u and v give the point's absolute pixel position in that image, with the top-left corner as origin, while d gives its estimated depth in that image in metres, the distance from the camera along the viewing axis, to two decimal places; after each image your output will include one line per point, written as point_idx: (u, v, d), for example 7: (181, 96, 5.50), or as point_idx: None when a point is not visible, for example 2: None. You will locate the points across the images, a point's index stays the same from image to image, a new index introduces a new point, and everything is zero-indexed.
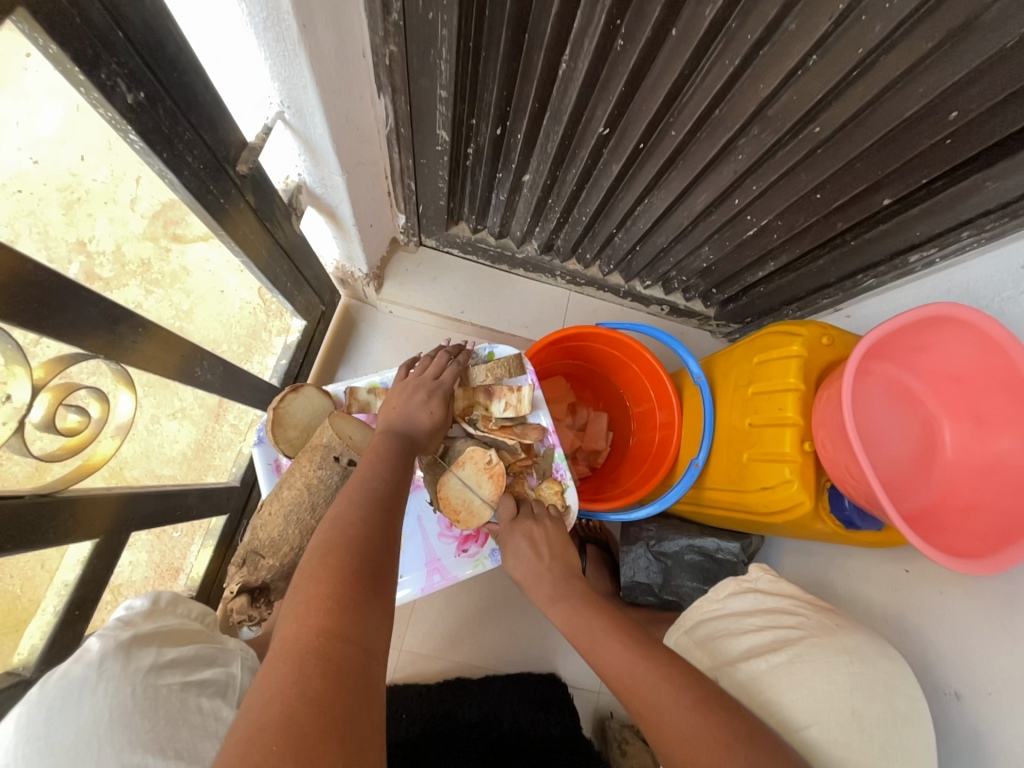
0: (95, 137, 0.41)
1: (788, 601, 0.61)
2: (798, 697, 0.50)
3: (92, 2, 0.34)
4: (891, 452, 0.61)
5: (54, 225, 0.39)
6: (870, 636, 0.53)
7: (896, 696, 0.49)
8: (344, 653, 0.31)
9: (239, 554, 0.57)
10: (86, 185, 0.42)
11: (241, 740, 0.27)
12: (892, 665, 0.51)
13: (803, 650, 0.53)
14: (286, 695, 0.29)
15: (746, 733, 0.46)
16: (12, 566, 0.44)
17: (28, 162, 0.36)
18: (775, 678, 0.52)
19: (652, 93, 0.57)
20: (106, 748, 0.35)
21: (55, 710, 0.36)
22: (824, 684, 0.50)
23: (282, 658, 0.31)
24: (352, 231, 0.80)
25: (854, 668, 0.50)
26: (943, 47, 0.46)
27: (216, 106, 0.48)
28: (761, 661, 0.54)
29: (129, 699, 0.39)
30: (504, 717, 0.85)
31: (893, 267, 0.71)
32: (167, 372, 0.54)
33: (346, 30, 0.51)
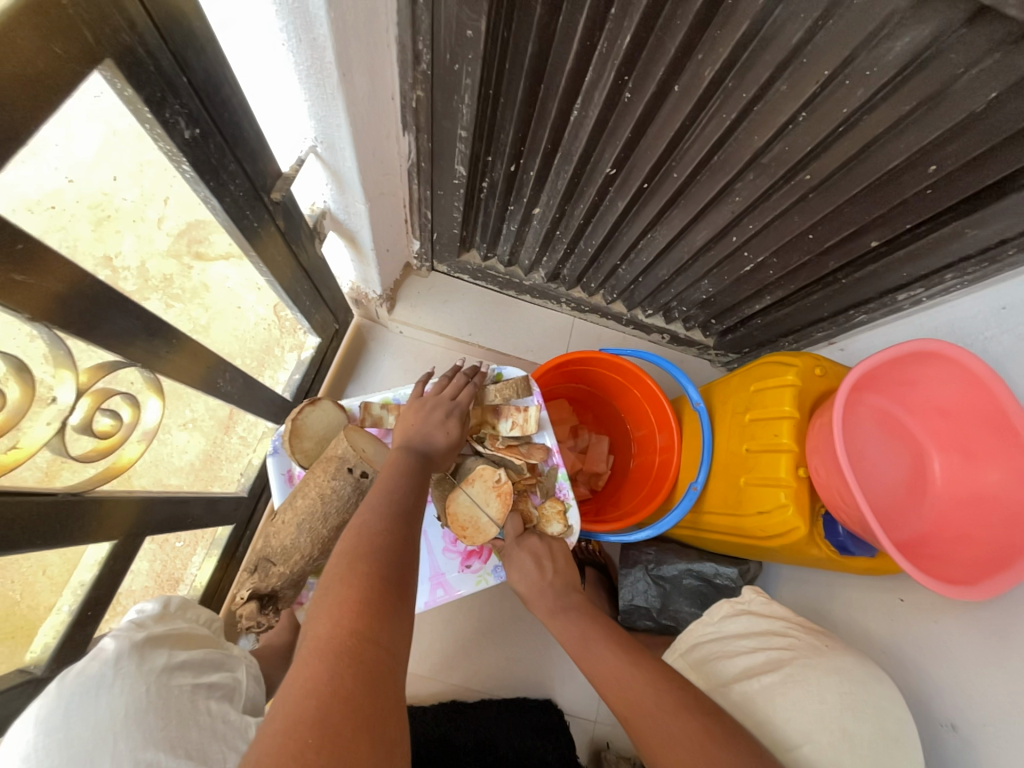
0: (128, 158, 0.43)
1: (780, 623, 0.62)
2: (789, 716, 0.51)
3: (165, 53, 0.39)
4: (882, 481, 0.63)
5: (82, 241, 0.42)
6: (860, 658, 0.54)
7: (887, 719, 0.49)
8: (373, 656, 0.33)
9: (251, 559, 0.59)
10: (116, 204, 0.44)
11: (278, 731, 0.29)
12: (882, 686, 0.51)
13: (794, 669, 0.54)
14: (320, 691, 0.30)
15: (722, 735, 0.47)
16: (18, 569, 0.45)
17: (66, 182, 0.38)
18: (767, 699, 0.53)
19: (656, 140, 0.62)
20: (121, 743, 0.36)
21: (75, 702, 0.37)
22: (815, 704, 0.51)
23: (316, 657, 0.33)
24: (369, 255, 0.84)
25: (845, 688, 0.51)
26: (920, 109, 0.50)
27: (258, 141, 0.53)
28: (755, 682, 0.55)
29: (143, 696, 0.40)
30: (499, 741, 0.84)
31: (883, 305, 0.75)
32: (192, 381, 0.57)
33: (379, 77, 0.56)
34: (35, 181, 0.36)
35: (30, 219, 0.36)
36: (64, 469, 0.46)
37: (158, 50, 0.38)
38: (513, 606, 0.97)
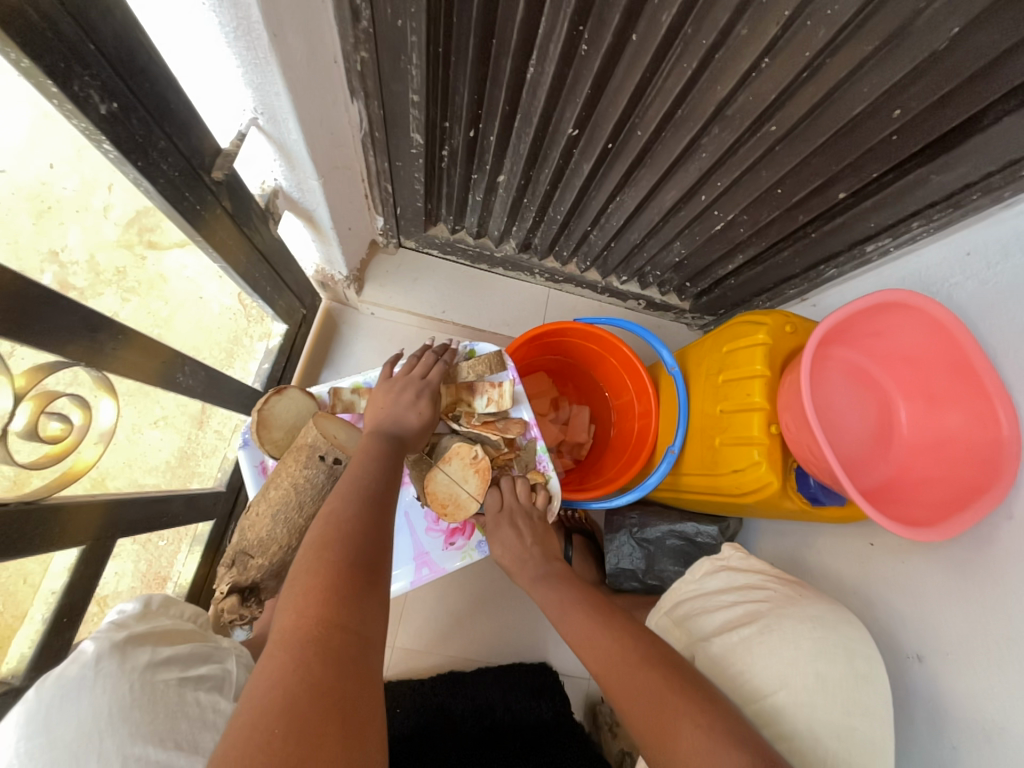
0: (64, 144, 0.41)
1: (757, 576, 0.64)
2: (767, 663, 0.53)
3: (64, 17, 0.35)
4: (851, 432, 0.64)
5: (19, 233, 0.39)
6: (832, 606, 0.57)
7: (856, 658, 0.52)
8: (342, 642, 0.33)
9: (228, 554, 0.58)
10: (56, 192, 0.42)
11: (245, 724, 0.29)
12: (852, 630, 0.54)
13: (770, 620, 0.56)
14: (287, 681, 0.31)
15: (679, 684, 0.49)
16: None
17: None
18: (745, 649, 0.55)
19: (617, 96, 0.59)
20: (108, 741, 0.36)
21: (57, 705, 0.37)
22: (790, 650, 0.53)
23: (282, 648, 0.33)
24: (331, 235, 0.81)
25: (817, 634, 0.53)
26: (884, 48, 0.49)
27: (189, 115, 0.49)
28: (734, 634, 0.57)
29: (127, 694, 0.40)
30: (497, 706, 0.87)
31: (852, 257, 0.75)
32: (148, 378, 0.55)
33: (318, 39, 0.52)
34: None
35: None
36: (26, 478, 0.45)
37: (54, 13, 0.34)
38: (504, 577, 0.99)
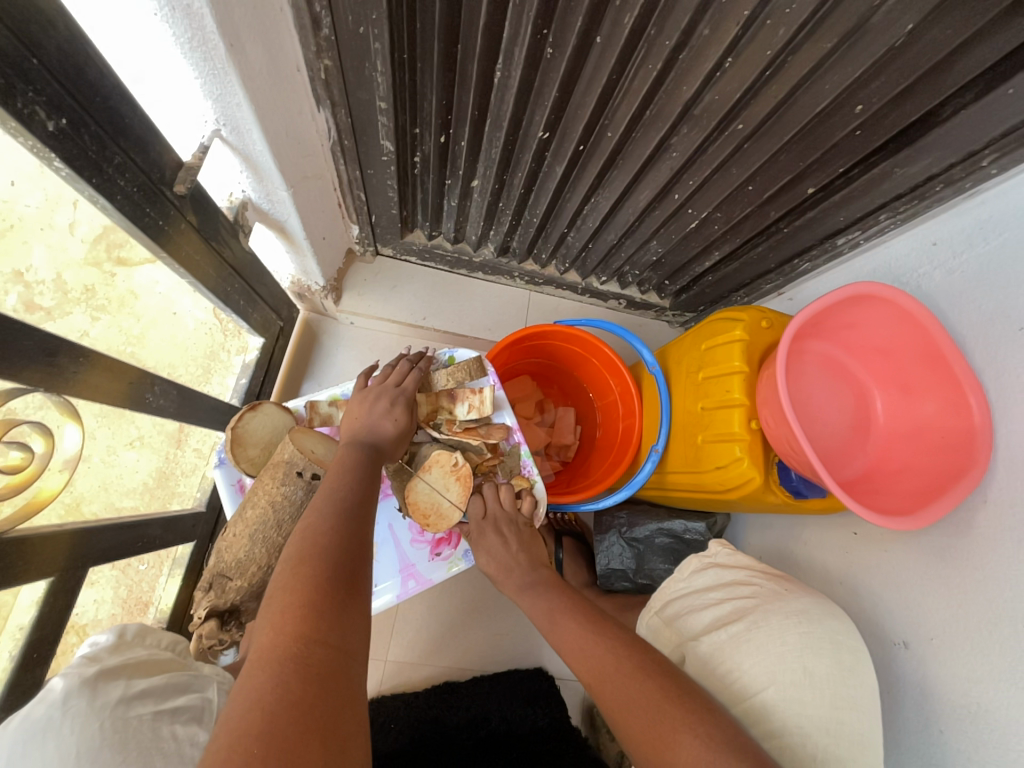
0: (25, 160, 0.40)
1: (744, 572, 0.65)
2: (754, 661, 0.53)
3: (2, 32, 0.33)
4: (829, 425, 0.65)
5: None
6: (817, 599, 0.58)
7: (842, 651, 0.53)
8: (322, 657, 0.32)
9: (205, 578, 0.56)
10: (18, 212, 0.41)
11: (222, 746, 0.27)
12: (837, 622, 0.55)
13: (757, 617, 0.56)
14: (265, 700, 0.29)
15: (676, 693, 0.48)
16: None
17: None
18: (733, 647, 0.55)
19: (585, 98, 0.59)
20: None
21: (20, 747, 0.35)
22: (778, 645, 0.53)
23: (260, 667, 0.31)
24: (305, 245, 0.80)
25: (803, 628, 0.53)
26: (842, 46, 0.49)
27: (146, 129, 0.47)
28: (722, 632, 0.57)
29: (97, 733, 0.38)
30: (493, 714, 0.86)
31: (824, 250, 0.76)
32: (114, 400, 0.53)
33: (278, 49, 0.51)
34: None
35: None
36: None
37: None
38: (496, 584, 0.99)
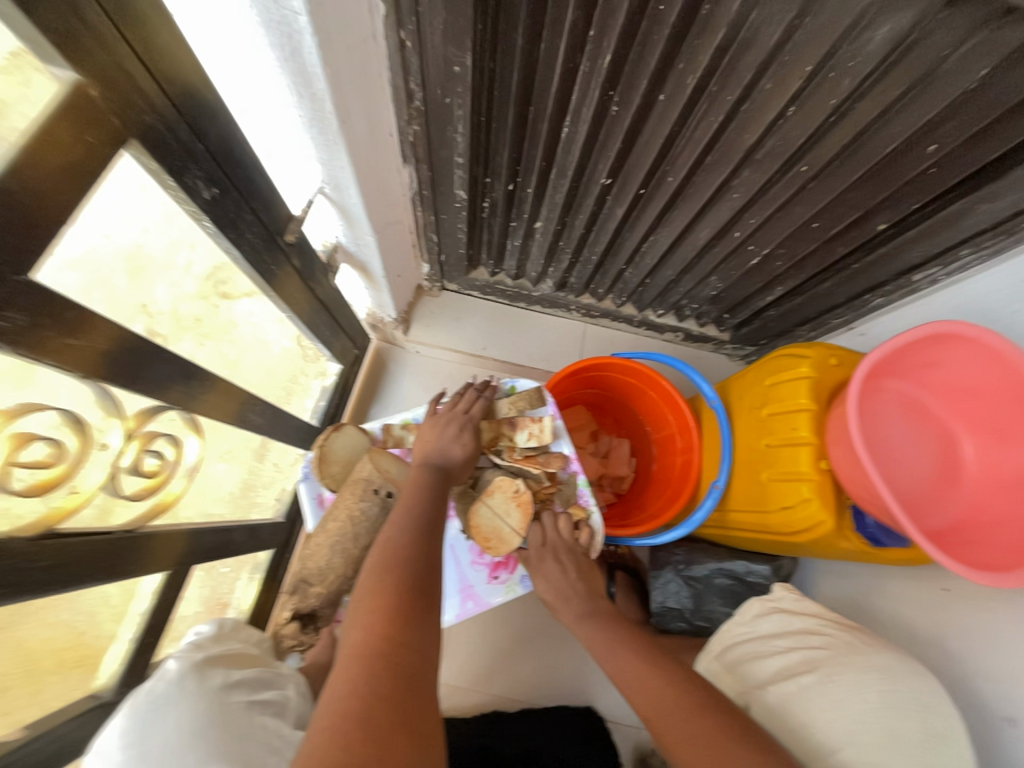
0: (156, 212, 0.45)
1: (815, 620, 0.61)
2: (833, 718, 0.50)
3: (181, 124, 0.42)
4: (912, 470, 0.60)
5: (117, 291, 0.44)
6: (901, 656, 0.53)
7: (933, 717, 0.48)
8: (405, 657, 0.36)
9: (290, 582, 0.62)
10: (148, 253, 0.46)
11: (324, 726, 0.31)
12: (925, 683, 0.50)
13: (830, 670, 0.53)
14: (359, 689, 0.33)
15: (739, 731, 0.47)
16: (85, 601, 0.48)
17: (103, 237, 0.41)
18: (804, 701, 0.52)
19: (648, 147, 0.62)
20: (189, 755, 0.39)
21: (148, 717, 0.41)
22: (857, 704, 0.49)
23: (353, 661, 0.35)
24: (383, 282, 0.88)
25: (886, 686, 0.50)
26: (912, 91, 0.50)
27: (270, 190, 0.56)
28: (791, 683, 0.54)
29: (205, 714, 0.43)
30: (544, 752, 0.85)
31: (899, 285, 0.74)
32: (225, 417, 0.61)
33: (377, 120, 0.60)
34: (82, 241, 0.39)
35: (72, 278, 0.38)
36: (120, 509, 0.49)
37: (176, 124, 0.41)
38: (547, 614, 0.98)
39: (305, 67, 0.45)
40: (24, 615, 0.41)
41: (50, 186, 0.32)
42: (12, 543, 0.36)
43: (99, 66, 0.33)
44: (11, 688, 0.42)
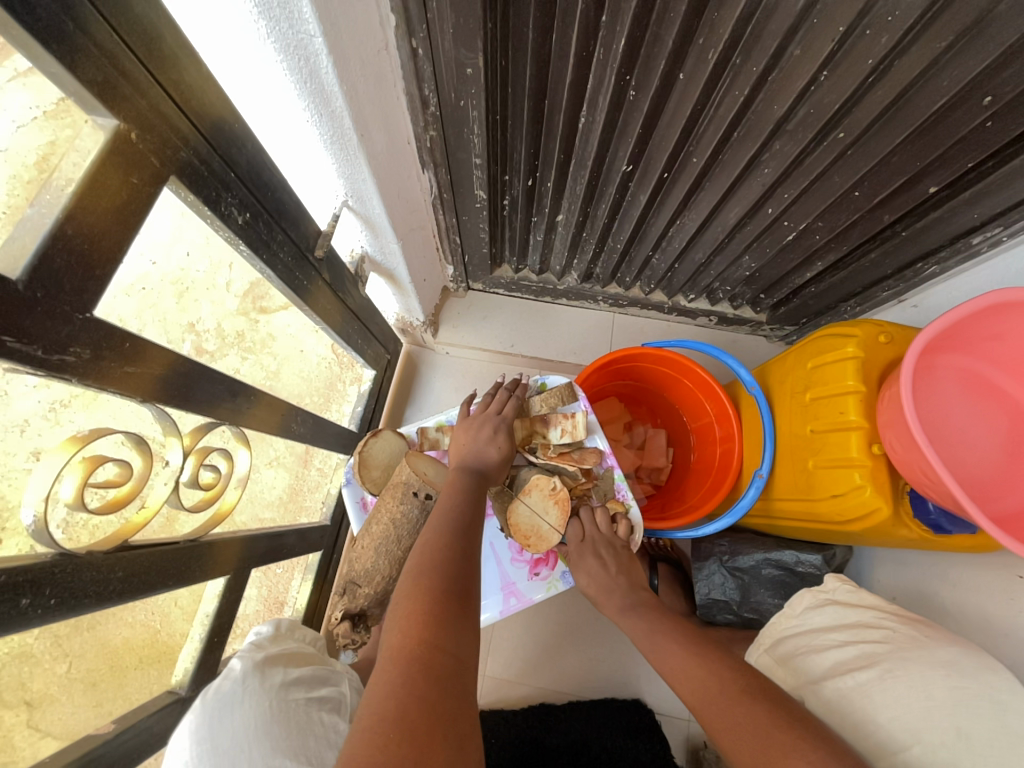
0: (196, 234, 0.48)
1: (872, 613, 0.58)
2: (895, 714, 0.47)
3: (214, 157, 0.44)
4: (975, 450, 0.56)
5: (168, 313, 0.47)
6: (969, 650, 0.50)
7: (1007, 712, 0.45)
8: (441, 661, 0.36)
9: (340, 583, 0.65)
10: (191, 277, 0.49)
11: (364, 724, 0.32)
12: (997, 677, 0.47)
13: (890, 664, 0.51)
14: (396, 690, 0.34)
15: (786, 719, 0.46)
16: (154, 608, 0.52)
17: (151, 265, 0.43)
18: (864, 698, 0.50)
19: (670, 128, 0.60)
20: (255, 750, 0.42)
21: (216, 715, 0.43)
22: (921, 700, 0.47)
23: (391, 663, 0.36)
24: (409, 287, 0.90)
25: (953, 682, 0.47)
26: (961, 40, 0.46)
27: (298, 209, 0.58)
28: (848, 679, 0.52)
29: (268, 710, 0.46)
30: (593, 743, 0.85)
31: (955, 251, 0.68)
32: (270, 428, 0.64)
33: (395, 129, 0.60)
34: (129, 269, 0.41)
35: (125, 302, 0.41)
36: (179, 518, 0.52)
37: (208, 156, 0.43)
38: (589, 607, 0.98)
39: (324, 88, 0.46)
40: (109, 615, 0.46)
41: (101, 228, 0.34)
42: (92, 557, 0.40)
43: (137, 111, 0.36)
44: (102, 682, 0.47)
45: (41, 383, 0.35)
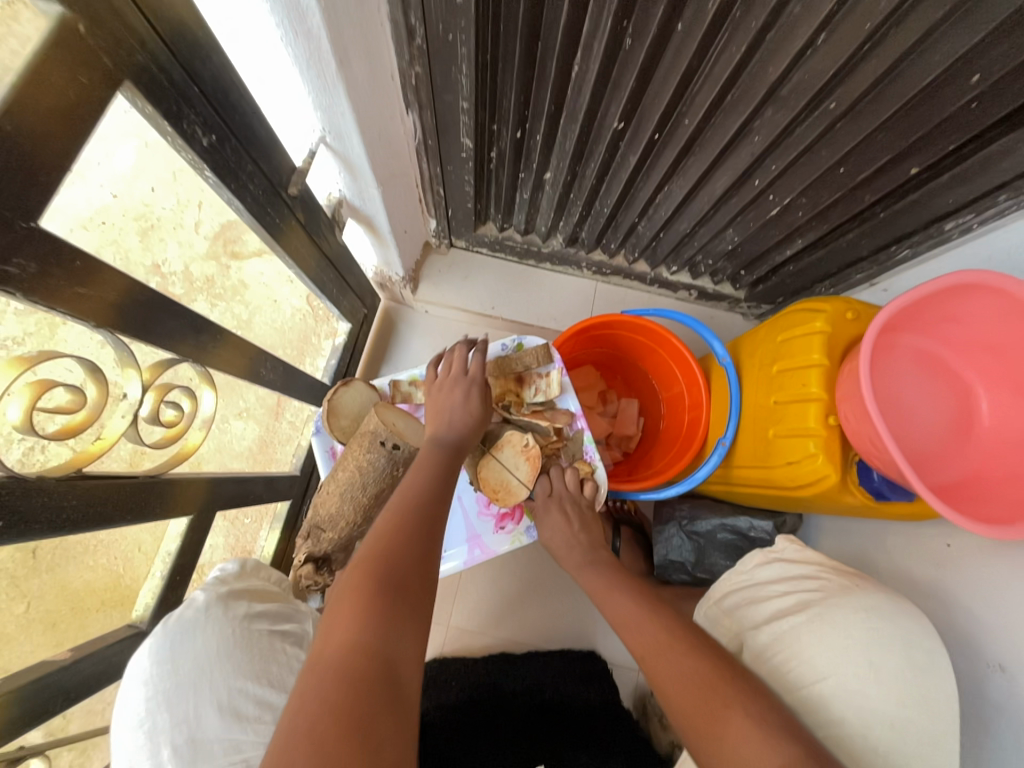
0: (161, 166, 0.45)
1: (811, 567, 0.62)
2: (817, 651, 0.51)
3: (175, 66, 0.41)
4: (923, 425, 0.59)
5: (132, 251, 0.43)
6: (891, 597, 0.54)
7: (915, 651, 0.50)
8: (368, 665, 0.35)
9: (305, 528, 0.65)
10: (157, 213, 0.45)
11: (280, 737, 0.31)
12: (911, 622, 0.52)
13: (821, 609, 0.55)
14: (316, 699, 0.33)
15: (729, 674, 0.49)
16: (120, 550, 0.52)
17: (111, 196, 0.40)
18: (793, 637, 0.54)
19: (664, 85, 0.59)
20: (217, 672, 0.44)
21: (178, 636, 0.44)
22: (841, 638, 0.51)
23: (317, 666, 0.35)
24: (389, 239, 0.87)
25: (870, 623, 0.51)
26: (957, 12, 0.46)
27: (270, 138, 0.55)
28: (784, 622, 0.56)
29: (229, 636, 0.46)
30: (547, 685, 0.91)
31: (929, 235, 0.70)
32: (237, 372, 0.62)
33: (378, 60, 0.57)
34: (86, 197, 0.38)
35: (84, 235, 0.38)
36: (144, 457, 0.51)
37: (169, 65, 0.40)
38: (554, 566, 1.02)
39: (298, 2, 0.41)
40: (69, 557, 0.45)
41: (45, 129, 0.32)
42: (43, 482, 0.39)
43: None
44: (64, 625, 0.46)
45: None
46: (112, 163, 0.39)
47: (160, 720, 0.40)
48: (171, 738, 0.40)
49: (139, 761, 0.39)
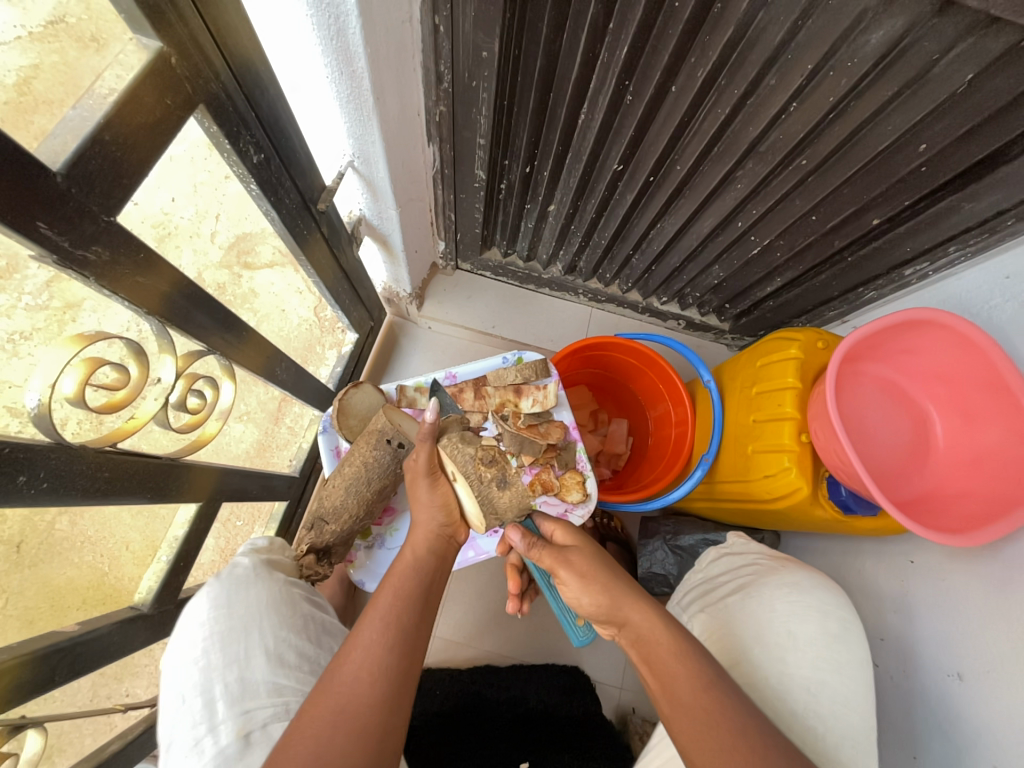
0: (184, 180, 0.46)
1: (756, 555, 0.71)
2: (748, 622, 0.60)
3: (239, 93, 0.47)
4: (884, 446, 0.65)
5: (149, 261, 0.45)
6: (815, 576, 0.62)
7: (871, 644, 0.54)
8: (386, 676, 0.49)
9: (308, 518, 0.68)
10: (175, 221, 0.47)
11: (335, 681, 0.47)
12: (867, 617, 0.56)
13: (753, 588, 0.63)
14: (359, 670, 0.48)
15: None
16: (105, 544, 0.51)
17: (132, 204, 0.41)
18: (727, 612, 0.62)
19: (660, 134, 0.66)
20: (265, 621, 0.54)
21: (231, 589, 0.55)
22: (767, 612, 0.59)
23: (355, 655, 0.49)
24: (400, 256, 0.93)
25: (823, 612, 0.57)
26: (905, 92, 0.54)
27: (308, 160, 0.61)
28: (726, 603, 0.64)
29: (276, 594, 0.57)
30: (530, 696, 0.92)
31: (891, 280, 0.78)
32: (255, 369, 0.66)
33: (407, 98, 0.63)
34: None
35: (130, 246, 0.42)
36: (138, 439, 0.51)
37: (234, 92, 0.46)
38: None
39: (348, 47, 0.48)
40: (52, 554, 0.44)
41: (133, 140, 0.37)
42: (85, 451, 0.42)
43: (176, 37, 0.38)
44: (42, 619, 0.45)
45: (2, 309, 0.34)
46: (175, 176, 0.45)
47: (214, 658, 0.50)
48: (223, 676, 0.49)
49: (194, 695, 0.48)
